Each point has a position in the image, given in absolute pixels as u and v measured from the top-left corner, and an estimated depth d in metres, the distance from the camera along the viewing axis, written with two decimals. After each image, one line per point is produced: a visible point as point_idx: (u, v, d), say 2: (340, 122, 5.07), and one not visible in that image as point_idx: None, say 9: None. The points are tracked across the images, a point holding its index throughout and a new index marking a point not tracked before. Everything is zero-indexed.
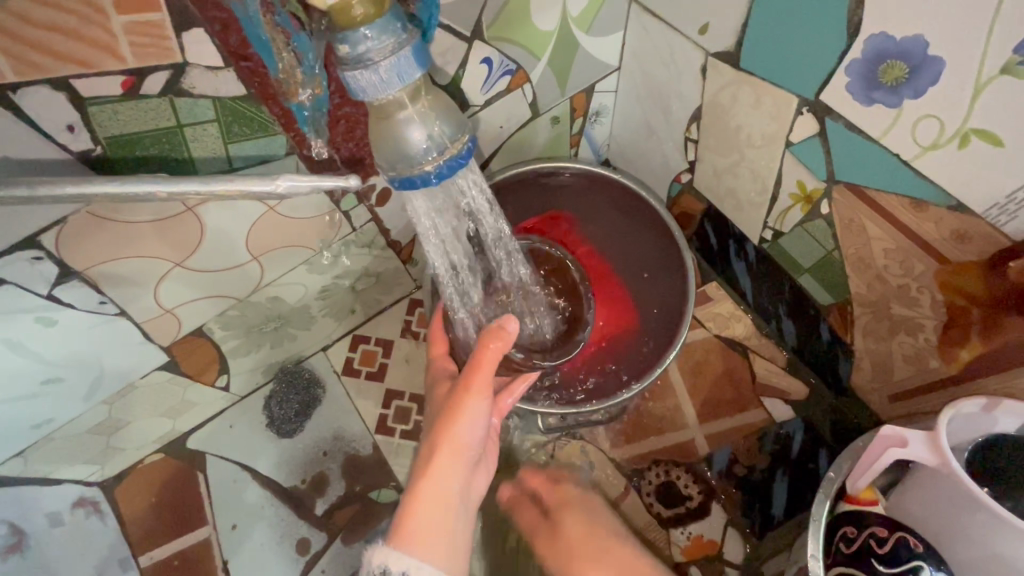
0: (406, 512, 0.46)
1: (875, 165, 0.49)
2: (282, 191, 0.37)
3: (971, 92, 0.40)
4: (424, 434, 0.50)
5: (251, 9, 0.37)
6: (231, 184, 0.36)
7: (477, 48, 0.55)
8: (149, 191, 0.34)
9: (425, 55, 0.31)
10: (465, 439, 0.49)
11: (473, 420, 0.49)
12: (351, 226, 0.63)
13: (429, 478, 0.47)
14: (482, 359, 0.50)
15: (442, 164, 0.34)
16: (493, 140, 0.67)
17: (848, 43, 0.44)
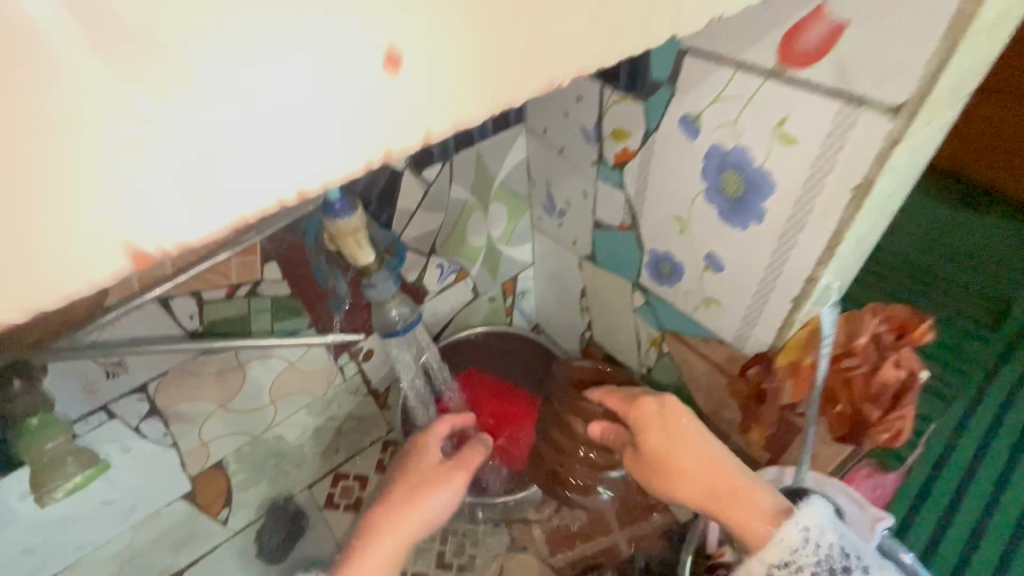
0: (359, 555, 0.61)
1: (677, 318, 0.79)
2: (330, 340, 0.69)
3: (698, 276, 0.71)
4: (401, 485, 0.67)
5: (319, 262, 0.67)
6: (305, 339, 0.68)
7: (434, 258, 0.88)
8: (261, 344, 0.66)
9: (398, 277, 0.62)
10: (431, 514, 0.65)
11: (445, 495, 0.66)
12: (343, 377, 0.88)
13: (388, 525, 0.63)
14: (469, 458, 0.70)
15: (406, 324, 0.62)
16: (447, 313, 0.98)
17: (640, 254, 0.78)
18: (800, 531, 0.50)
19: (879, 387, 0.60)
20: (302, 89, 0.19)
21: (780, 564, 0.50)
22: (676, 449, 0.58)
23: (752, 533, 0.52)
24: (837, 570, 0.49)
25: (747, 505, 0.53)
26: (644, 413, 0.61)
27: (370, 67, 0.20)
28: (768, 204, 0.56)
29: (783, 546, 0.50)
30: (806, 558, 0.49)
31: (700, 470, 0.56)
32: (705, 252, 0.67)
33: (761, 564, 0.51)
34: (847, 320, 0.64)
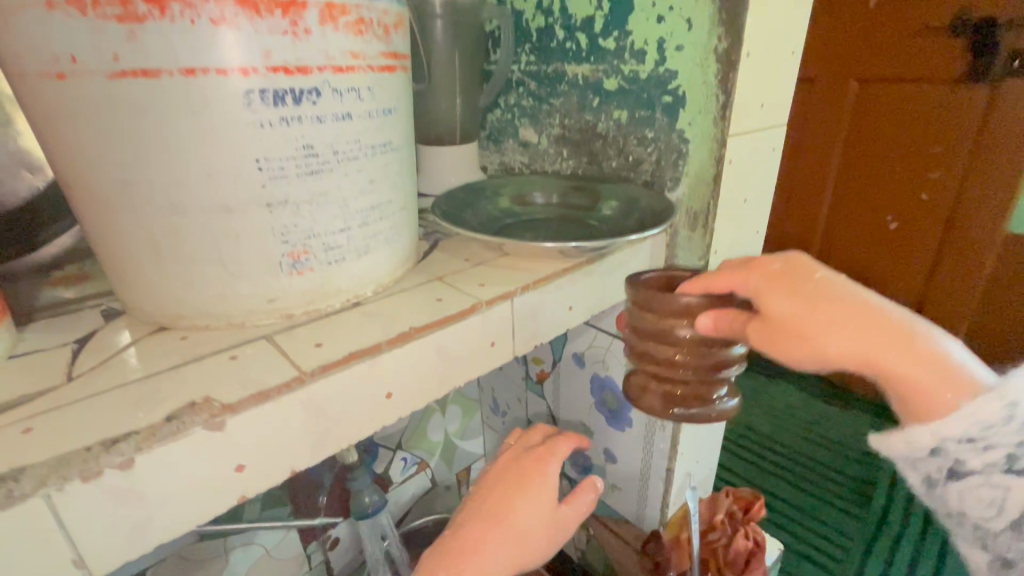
0: None
1: (594, 501, 0.99)
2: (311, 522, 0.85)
3: (601, 465, 0.93)
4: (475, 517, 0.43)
5: (324, 468, 0.90)
6: (290, 522, 0.83)
7: (399, 452, 1.06)
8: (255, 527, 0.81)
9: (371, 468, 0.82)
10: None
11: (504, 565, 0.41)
12: (308, 565, 0.99)
13: (492, 537, 0.42)
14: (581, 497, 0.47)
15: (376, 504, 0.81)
16: (407, 501, 1.13)
17: (561, 448, 1.01)
18: (1005, 408, 0.38)
19: (733, 555, 0.79)
20: (341, 419, 0.38)
21: (965, 441, 0.40)
22: (826, 314, 0.41)
23: (928, 397, 0.40)
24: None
25: (920, 362, 0.40)
26: (770, 276, 0.43)
27: (379, 403, 0.40)
28: (632, 414, 0.83)
29: (977, 419, 0.39)
30: (1006, 438, 0.39)
31: (856, 332, 0.41)
32: (603, 447, 0.91)
33: (930, 434, 0.40)
34: (708, 502, 0.86)
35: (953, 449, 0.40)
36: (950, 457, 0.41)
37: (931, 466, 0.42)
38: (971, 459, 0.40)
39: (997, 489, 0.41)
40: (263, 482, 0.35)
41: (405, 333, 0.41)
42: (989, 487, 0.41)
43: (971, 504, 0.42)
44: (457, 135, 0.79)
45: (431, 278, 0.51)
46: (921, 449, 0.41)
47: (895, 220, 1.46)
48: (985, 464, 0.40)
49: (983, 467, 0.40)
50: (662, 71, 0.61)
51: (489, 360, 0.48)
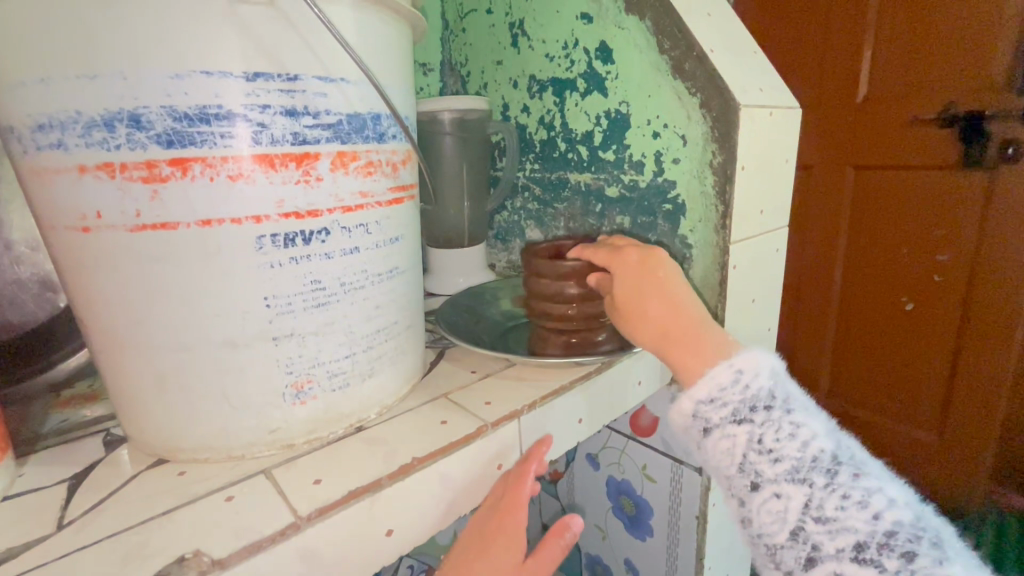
0: None
1: None
2: None
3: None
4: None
5: None
6: None
7: (404, 559, 1.00)
8: None
9: None
10: None
11: None
12: None
13: None
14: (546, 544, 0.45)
15: None
16: None
17: (579, 556, 0.94)
18: (736, 375, 0.41)
19: None
20: (339, 563, 0.36)
21: (709, 401, 0.41)
22: (633, 276, 0.48)
23: (686, 366, 0.44)
24: (756, 407, 0.40)
25: (692, 338, 0.44)
26: (614, 253, 0.50)
27: (379, 543, 0.38)
28: (652, 521, 0.77)
29: (710, 379, 0.41)
30: (732, 396, 0.41)
31: (645, 296, 0.46)
32: (623, 557, 0.84)
33: (686, 398, 0.43)
34: None
35: (705, 412, 0.41)
36: (703, 421, 0.42)
37: (691, 428, 0.43)
38: (713, 416, 0.41)
39: (730, 441, 0.40)
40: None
41: (407, 465, 0.39)
42: (728, 440, 0.40)
43: (723, 460, 0.41)
44: (465, 237, 0.81)
45: (436, 395, 0.50)
46: (682, 414, 0.43)
47: (911, 300, 1.43)
48: (721, 417, 0.41)
49: (721, 422, 0.41)
50: (660, 181, 0.63)
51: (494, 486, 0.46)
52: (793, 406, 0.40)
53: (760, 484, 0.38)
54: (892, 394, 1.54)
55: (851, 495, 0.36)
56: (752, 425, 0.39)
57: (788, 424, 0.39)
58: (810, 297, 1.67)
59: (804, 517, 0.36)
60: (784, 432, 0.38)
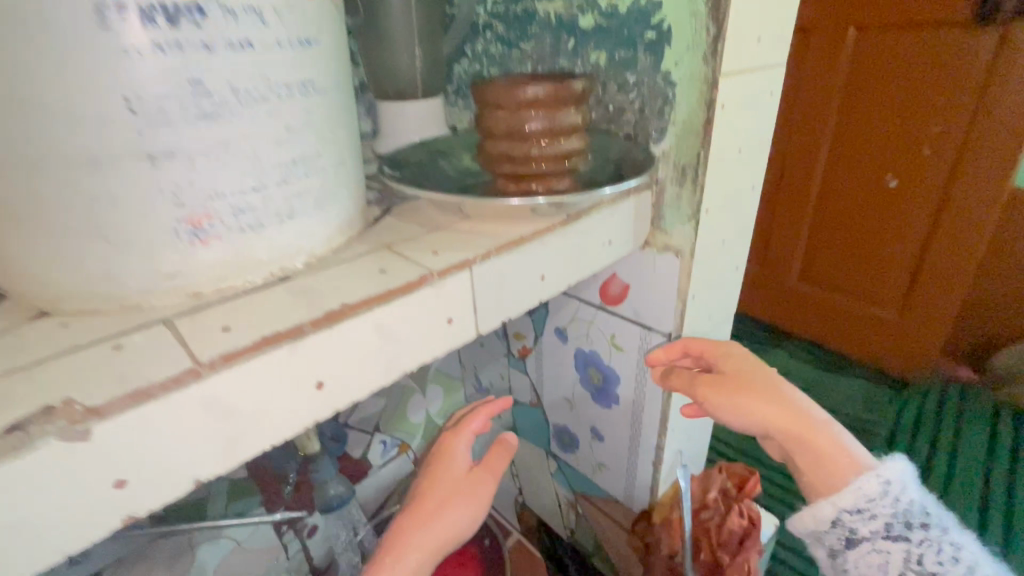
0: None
1: (583, 480, 0.95)
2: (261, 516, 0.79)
3: (589, 444, 0.88)
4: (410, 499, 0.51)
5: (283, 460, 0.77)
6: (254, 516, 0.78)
7: (377, 436, 1.02)
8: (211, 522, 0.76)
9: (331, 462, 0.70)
10: (449, 535, 0.48)
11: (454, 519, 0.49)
12: (286, 553, 0.95)
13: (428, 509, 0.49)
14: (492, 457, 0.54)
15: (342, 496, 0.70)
16: (389, 484, 1.08)
17: (547, 427, 0.96)
18: (882, 484, 0.52)
19: (727, 535, 0.75)
20: (260, 419, 0.32)
21: (854, 512, 0.53)
22: (756, 383, 0.58)
23: (837, 471, 0.54)
24: (913, 525, 0.51)
25: (831, 446, 0.55)
26: (716, 353, 0.62)
27: (308, 400, 0.34)
28: (618, 391, 0.77)
29: (860, 492, 0.52)
30: (884, 510, 0.52)
31: (775, 402, 0.57)
32: (589, 425, 0.86)
33: (831, 506, 0.54)
34: (701, 478, 0.81)
35: (846, 520, 0.53)
36: (845, 528, 0.53)
37: (827, 534, 0.55)
38: (858, 526, 0.52)
39: (883, 553, 0.52)
40: (148, 504, 0.29)
41: (336, 312, 0.34)
42: (877, 549, 0.52)
43: (869, 566, 0.53)
44: (418, 88, 0.70)
45: (377, 246, 0.44)
46: (818, 519, 0.55)
47: (895, 178, 1.39)
48: (870, 531, 0.52)
49: (870, 534, 0.52)
50: (643, 2, 0.53)
51: (443, 345, 0.42)
52: (944, 526, 0.52)
53: None
54: (861, 274, 1.55)
55: None
56: (906, 540, 0.51)
57: (947, 545, 0.51)
58: (790, 180, 1.60)
59: None
60: (943, 554, 0.50)
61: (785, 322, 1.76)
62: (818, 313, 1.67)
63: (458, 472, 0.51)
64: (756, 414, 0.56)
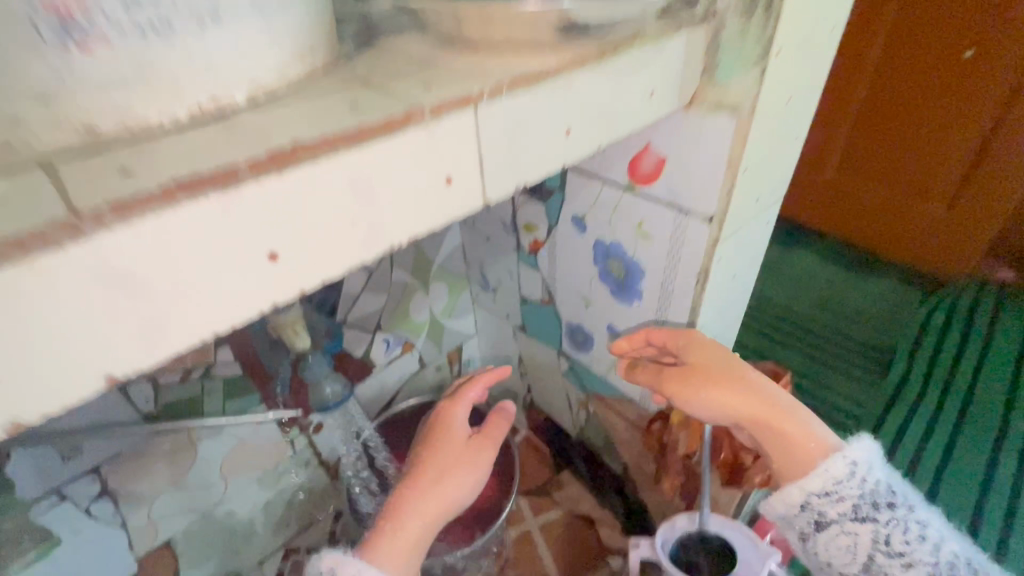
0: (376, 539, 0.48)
1: (595, 380, 0.90)
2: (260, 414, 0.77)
3: (605, 343, 0.82)
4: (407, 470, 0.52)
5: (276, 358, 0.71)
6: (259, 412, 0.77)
7: (379, 334, 0.97)
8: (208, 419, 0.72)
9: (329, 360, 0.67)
10: (449, 504, 0.50)
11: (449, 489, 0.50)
12: (293, 449, 0.94)
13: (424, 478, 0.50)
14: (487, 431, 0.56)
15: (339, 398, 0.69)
16: (395, 383, 1.05)
17: (560, 325, 0.90)
18: (849, 465, 0.53)
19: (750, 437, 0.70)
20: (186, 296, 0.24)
21: (823, 495, 0.53)
22: (724, 374, 0.58)
23: (804, 452, 0.55)
24: (880, 506, 0.53)
25: (799, 428, 0.55)
26: (691, 347, 0.64)
27: (254, 273, 0.26)
28: (642, 285, 0.69)
29: (828, 474, 0.53)
30: (850, 494, 0.53)
31: (743, 390, 0.57)
32: (606, 323, 0.79)
33: (800, 490, 0.54)
34: None
35: (815, 503, 0.54)
36: (814, 512, 0.54)
37: (798, 518, 0.56)
38: (828, 510, 0.54)
39: (851, 535, 0.53)
40: (51, 401, 0.23)
41: (282, 152, 0.25)
42: (846, 533, 0.53)
43: (837, 548, 0.55)
44: None
45: (352, 79, 0.33)
46: (789, 503, 0.56)
47: (974, 49, 1.29)
48: (839, 513, 0.53)
49: (838, 517, 0.53)
50: None
51: (440, 213, 0.32)
52: (909, 504, 0.53)
53: None
54: (903, 159, 1.51)
55: None
56: (874, 522, 0.52)
57: (911, 524, 0.52)
58: (849, 43, 1.46)
59: None
60: (908, 533, 0.52)
61: (809, 207, 1.71)
62: (846, 201, 1.64)
63: (455, 444, 0.53)
64: (727, 410, 0.58)
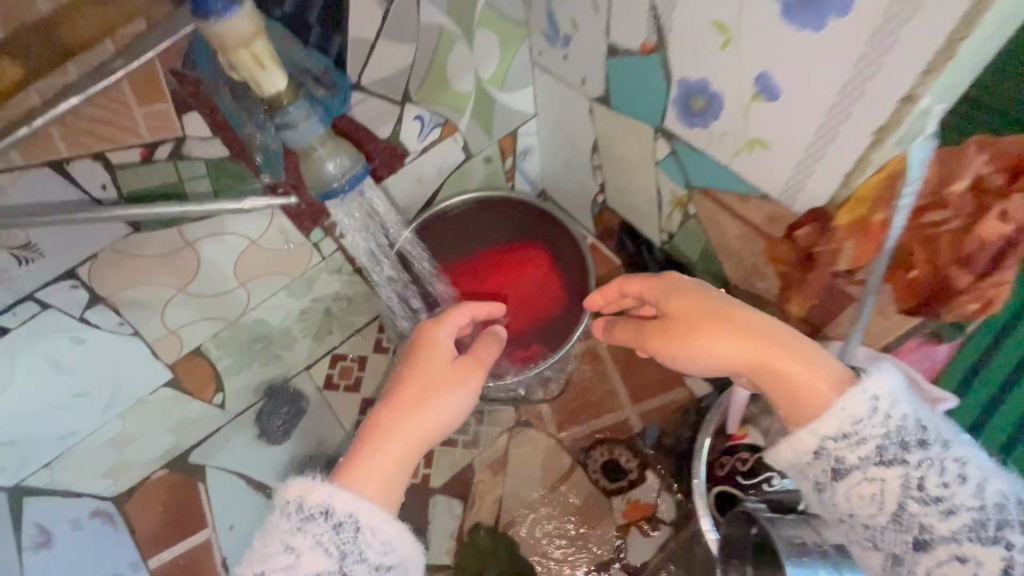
0: (360, 454, 0.49)
1: (708, 171, 0.65)
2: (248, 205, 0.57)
3: (743, 109, 0.54)
4: (392, 387, 0.53)
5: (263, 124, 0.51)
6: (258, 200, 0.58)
7: (409, 108, 0.71)
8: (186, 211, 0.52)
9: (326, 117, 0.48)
10: (442, 421, 0.52)
11: (445, 405, 0.52)
12: (321, 254, 0.77)
13: (416, 390, 0.52)
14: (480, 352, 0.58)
15: (348, 179, 0.50)
16: (436, 179, 0.83)
17: (668, 87, 0.61)
18: (869, 400, 0.44)
19: (972, 247, 0.47)
20: None
21: (839, 437, 0.45)
22: (704, 322, 0.51)
23: (812, 395, 0.47)
24: (910, 444, 0.43)
25: (802, 366, 0.47)
26: (664, 286, 0.55)
27: None
28: None
29: (844, 414, 0.44)
30: (872, 431, 0.44)
31: (735, 333, 0.49)
32: (757, 71, 0.50)
33: (813, 436, 0.46)
34: (945, 160, 0.46)
35: (832, 449, 0.45)
36: (829, 459, 0.45)
37: (812, 467, 0.47)
38: (847, 455, 0.44)
39: (875, 484, 0.43)
40: None
41: None
42: (869, 481, 0.44)
43: (859, 504, 0.44)
44: None
45: None
46: (799, 450, 0.47)
47: None
48: (860, 458, 0.44)
49: (859, 462, 0.44)
50: None
51: None
52: (947, 440, 0.43)
53: (929, 541, 0.42)
54: None
55: None
56: (902, 464, 0.43)
57: (950, 464, 0.42)
58: None
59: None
60: (948, 475, 0.42)
61: None
62: None
63: (441, 361, 0.55)
64: (722, 360, 0.50)
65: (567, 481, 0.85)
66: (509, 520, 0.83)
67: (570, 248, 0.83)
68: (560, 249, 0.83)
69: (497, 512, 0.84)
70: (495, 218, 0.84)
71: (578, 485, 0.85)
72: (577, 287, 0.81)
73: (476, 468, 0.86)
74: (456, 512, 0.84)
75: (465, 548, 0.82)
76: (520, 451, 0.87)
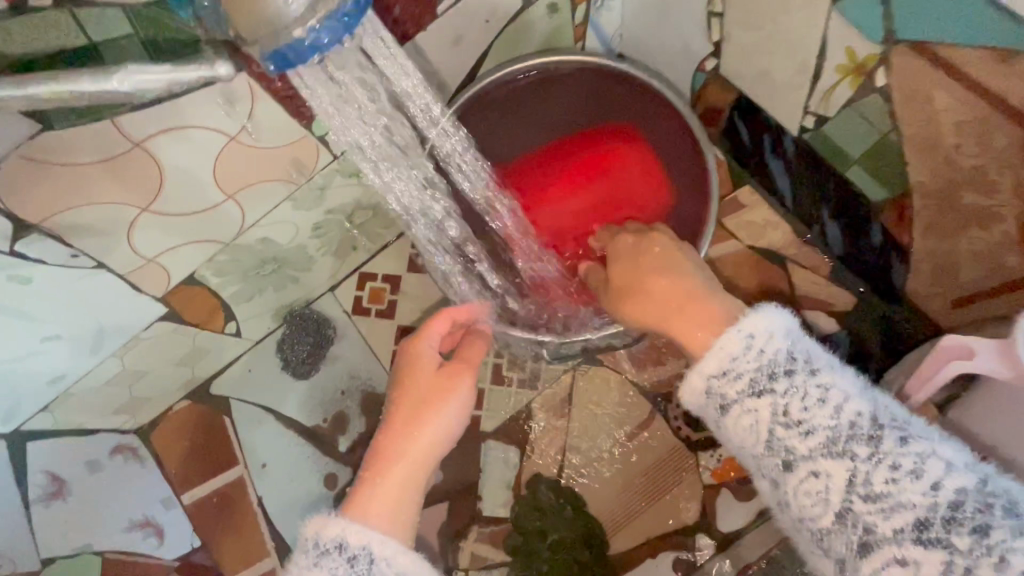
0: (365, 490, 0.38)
1: (945, 11, 0.40)
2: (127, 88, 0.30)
3: None
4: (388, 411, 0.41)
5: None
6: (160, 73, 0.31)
7: None
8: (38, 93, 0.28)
9: None
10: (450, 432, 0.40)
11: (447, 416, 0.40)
12: (332, 153, 0.57)
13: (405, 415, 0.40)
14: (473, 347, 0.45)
15: (322, 26, 0.31)
16: (481, 38, 0.58)
17: None
18: (743, 337, 0.39)
19: None
20: None
21: (721, 375, 0.40)
22: (623, 273, 0.49)
23: (696, 334, 0.42)
24: (777, 373, 0.38)
25: (699, 309, 0.43)
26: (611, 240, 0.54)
27: None
28: None
29: (718, 352, 0.40)
30: (746, 365, 0.39)
31: (639, 279, 0.47)
32: None
33: (699, 378, 0.41)
34: None
35: (720, 391, 0.40)
36: (716, 400, 0.40)
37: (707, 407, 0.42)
38: (727, 391, 0.39)
39: (750, 416, 0.39)
40: None
41: None
42: (747, 414, 0.39)
43: (745, 437, 0.39)
44: None
45: None
46: (694, 394, 0.42)
47: None
48: (738, 392, 0.39)
49: (737, 397, 0.39)
50: None
51: None
52: (814, 365, 0.38)
53: (794, 465, 0.37)
54: None
55: (896, 464, 0.34)
56: (771, 394, 0.38)
57: (813, 389, 0.37)
58: None
59: (852, 497, 0.35)
60: (811, 400, 0.37)
61: None
62: None
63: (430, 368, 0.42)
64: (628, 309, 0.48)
65: (645, 432, 0.71)
66: (574, 471, 0.71)
67: (674, 136, 0.60)
68: (663, 141, 0.60)
69: (561, 463, 0.71)
70: (557, 101, 0.60)
71: (658, 435, 0.71)
72: (693, 197, 0.60)
73: (534, 412, 0.72)
74: (513, 462, 0.71)
75: (524, 502, 0.70)
76: (587, 395, 0.72)
